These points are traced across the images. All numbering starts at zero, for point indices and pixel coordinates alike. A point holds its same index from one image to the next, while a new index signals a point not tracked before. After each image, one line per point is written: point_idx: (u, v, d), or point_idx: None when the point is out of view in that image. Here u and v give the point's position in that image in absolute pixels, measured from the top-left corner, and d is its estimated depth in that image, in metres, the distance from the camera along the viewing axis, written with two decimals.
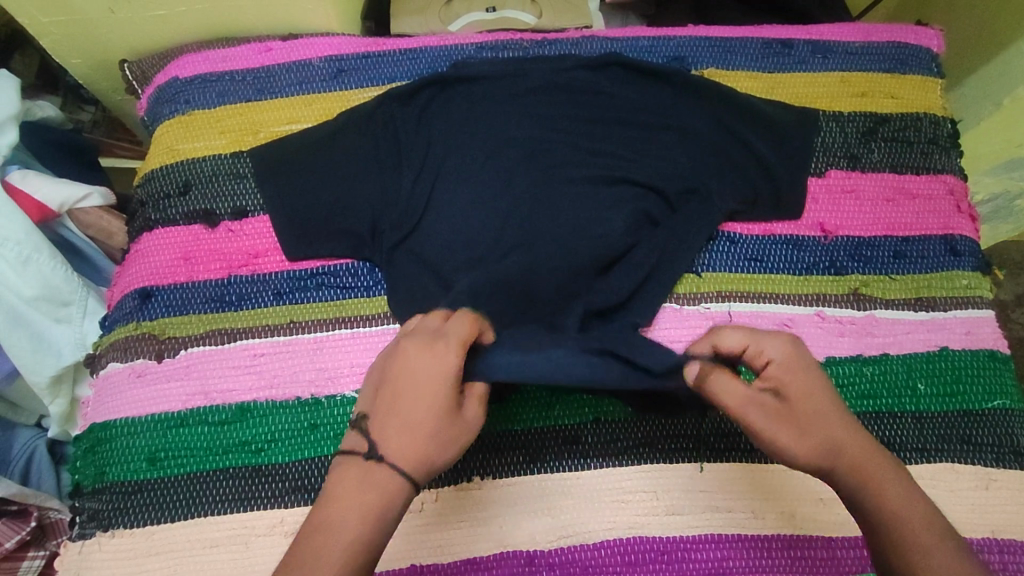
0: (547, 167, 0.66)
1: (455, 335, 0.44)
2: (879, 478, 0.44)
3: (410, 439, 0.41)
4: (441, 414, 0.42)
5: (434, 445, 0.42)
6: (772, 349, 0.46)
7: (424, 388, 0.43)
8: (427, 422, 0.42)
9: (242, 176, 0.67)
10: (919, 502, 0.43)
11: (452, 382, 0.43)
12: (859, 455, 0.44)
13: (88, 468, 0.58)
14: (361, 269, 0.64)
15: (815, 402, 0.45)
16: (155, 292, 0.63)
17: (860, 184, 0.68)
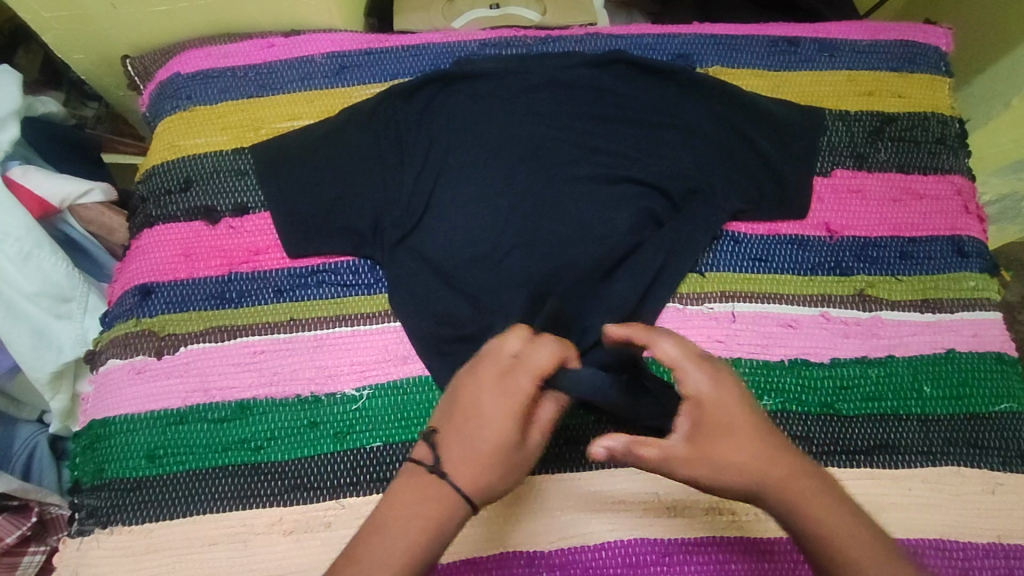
0: (550, 166, 0.66)
1: (535, 365, 0.44)
2: (802, 501, 0.43)
3: (472, 462, 0.42)
4: (508, 440, 0.43)
5: (495, 474, 0.43)
6: (694, 378, 0.44)
7: (490, 413, 0.43)
8: (489, 446, 0.42)
9: (243, 172, 0.66)
10: (848, 520, 0.43)
11: (519, 409, 0.43)
12: (770, 480, 0.43)
13: (87, 464, 0.58)
14: (362, 266, 0.64)
15: (730, 429, 0.44)
16: (155, 288, 0.62)
17: (866, 184, 0.67)
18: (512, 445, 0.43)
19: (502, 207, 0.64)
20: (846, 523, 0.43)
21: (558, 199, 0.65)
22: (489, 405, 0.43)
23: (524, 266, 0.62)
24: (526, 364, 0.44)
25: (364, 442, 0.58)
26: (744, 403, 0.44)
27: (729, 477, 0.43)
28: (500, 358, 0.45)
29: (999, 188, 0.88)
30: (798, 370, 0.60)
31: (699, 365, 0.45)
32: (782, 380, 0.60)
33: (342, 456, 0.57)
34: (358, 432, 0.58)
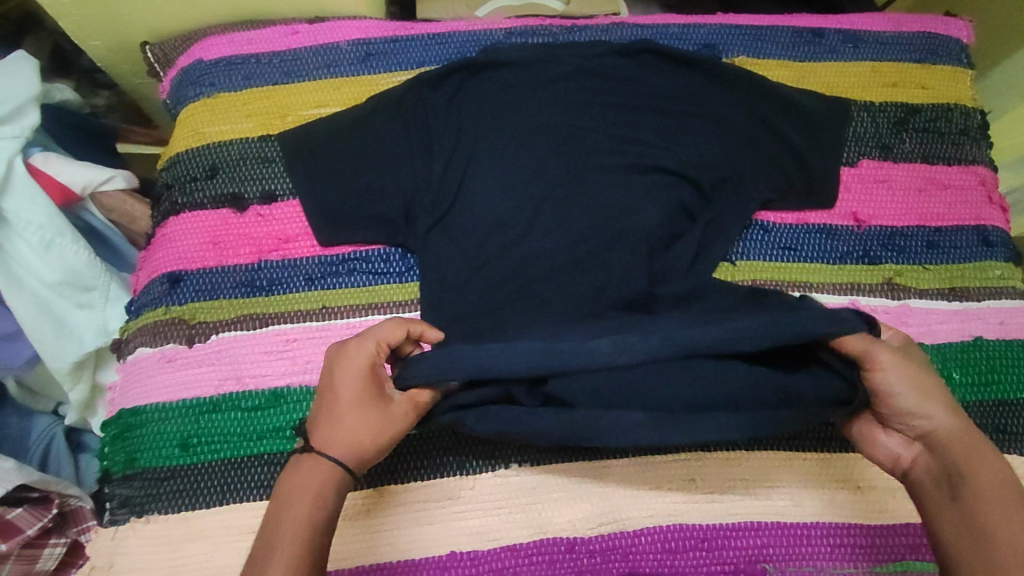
0: (579, 154, 0.66)
1: (370, 335, 0.49)
2: (982, 458, 0.46)
3: (343, 433, 0.47)
4: (366, 402, 0.47)
5: (356, 431, 0.47)
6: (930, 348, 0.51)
7: (342, 385, 0.48)
8: (353, 414, 0.47)
9: (271, 161, 0.66)
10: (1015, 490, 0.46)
11: (358, 375, 0.48)
12: (959, 430, 0.47)
13: (117, 454, 0.58)
14: (393, 255, 0.63)
15: (937, 377, 0.49)
16: (184, 276, 0.62)
17: (892, 174, 0.68)
18: (368, 408, 0.47)
19: (533, 195, 0.64)
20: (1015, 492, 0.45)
21: (589, 187, 0.65)
22: (340, 386, 0.48)
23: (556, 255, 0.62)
24: (362, 339, 0.49)
25: None
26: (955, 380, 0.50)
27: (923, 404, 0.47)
28: (343, 344, 0.49)
29: None
30: None
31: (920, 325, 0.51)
32: None
33: None
34: None
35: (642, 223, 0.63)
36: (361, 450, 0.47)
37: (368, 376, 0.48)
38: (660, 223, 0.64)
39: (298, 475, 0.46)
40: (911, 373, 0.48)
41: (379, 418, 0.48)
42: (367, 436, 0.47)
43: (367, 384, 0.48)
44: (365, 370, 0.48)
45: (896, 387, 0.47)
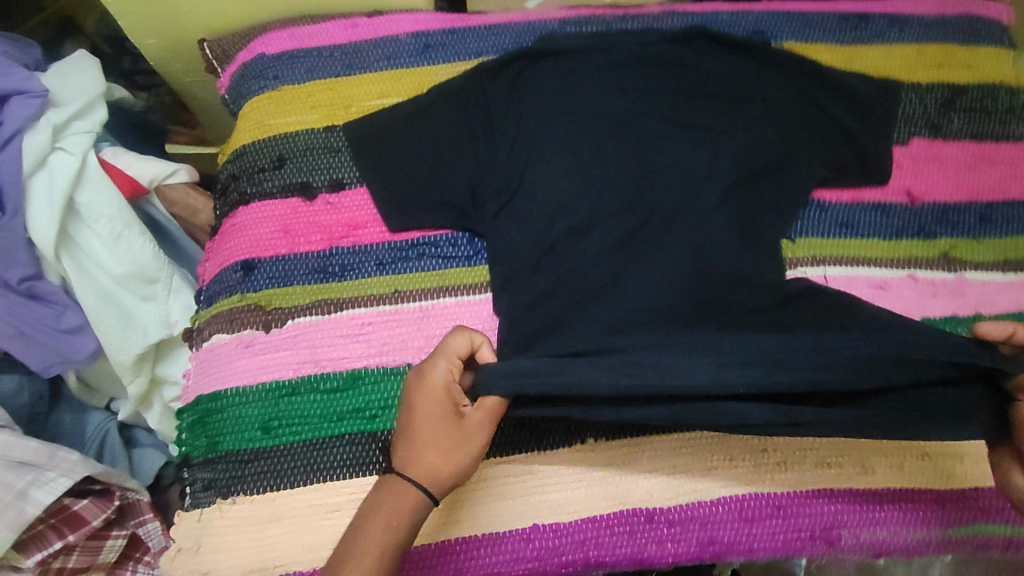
0: (639, 138, 0.67)
1: (444, 353, 0.53)
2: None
3: (419, 452, 0.50)
4: (441, 421, 0.51)
5: (436, 449, 0.50)
6: None
7: (422, 404, 0.52)
8: (428, 433, 0.50)
9: (336, 151, 0.67)
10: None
11: (435, 394, 0.51)
12: None
13: (200, 439, 0.58)
14: (461, 239, 0.65)
15: None
16: (257, 263, 0.63)
17: (943, 152, 0.69)
18: (442, 428, 0.51)
19: (596, 178, 0.65)
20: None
21: (650, 169, 0.66)
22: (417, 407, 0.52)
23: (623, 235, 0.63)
24: (435, 361, 0.53)
25: None
26: None
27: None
28: (420, 368, 0.53)
29: None
30: None
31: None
32: None
33: None
34: None
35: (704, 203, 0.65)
36: (436, 468, 0.50)
37: (445, 397, 0.52)
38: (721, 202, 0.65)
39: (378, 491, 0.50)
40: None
41: (459, 435, 0.51)
42: (443, 453, 0.50)
43: (442, 403, 0.51)
44: (438, 391, 0.52)
45: None
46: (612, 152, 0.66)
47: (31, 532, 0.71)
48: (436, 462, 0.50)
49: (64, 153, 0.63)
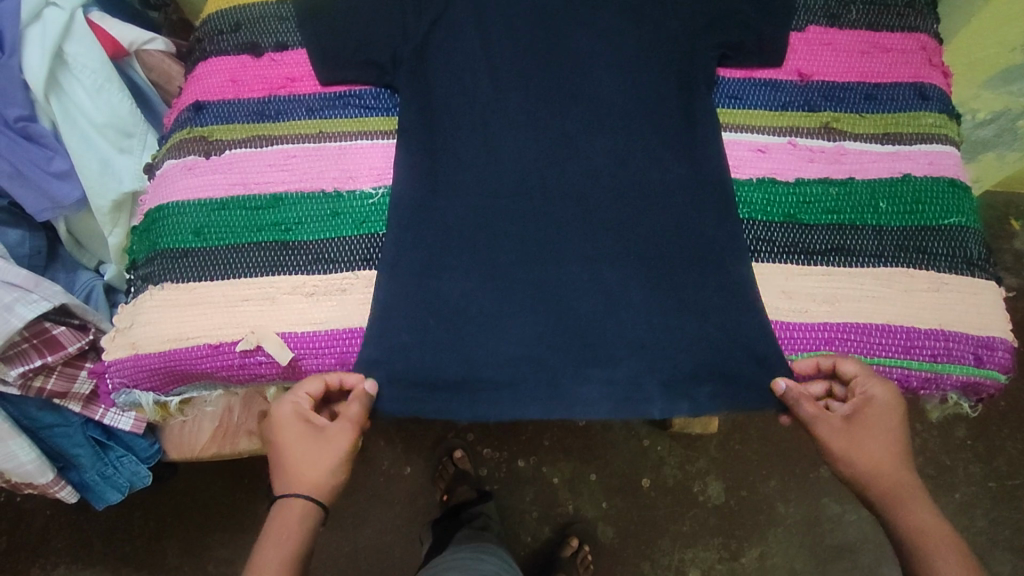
0: (552, 20, 0.74)
1: (299, 389, 0.61)
2: (908, 501, 0.58)
3: (302, 470, 0.60)
4: (302, 444, 0.60)
5: (309, 470, 0.60)
6: (874, 386, 0.59)
7: (284, 437, 0.61)
8: (298, 453, 0.60)
9: (285, 19, 0.77)
10: (940, 524, 0.57)
11: (290, 424, 0.60)
12: (893, 476, 0.58)
13: (144, 243, 0.69)
14: (381, 94, 0.74)
15: (883, 430, 0.59)
16: (206, 105, 0.73)
17: (836, 39, 0.74)
18: (309, 446, 0.60)
19: (507, 55, 0.73)
20: (939, 526, 0.57)
21: (561, 50, 0.74)
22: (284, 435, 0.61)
23: (528, 102, 0.72)
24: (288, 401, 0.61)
25: (380, 229, 0.67)
26: (903, 420, 0.59)
27: (866, 450, 0.58)
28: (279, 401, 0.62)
29: (982, 70, 0.95)
30: (764, 186, 0.68)
31: (882, 380, 0.60)
32: (748, 195, 0.67)
33: (358, 238, 0.66)
34: (374, 221, 0.67)
35: (606, 76, 0.72)
36: (307, 481, 0.60)
37: (295, 424, 0.60)
38: (616, 87, 0.72)
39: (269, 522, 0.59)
40: (850, 432, 0.59)
41: (325, 450, 0.60)
42: (311, 469, 0.60)
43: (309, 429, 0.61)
44: (294, 419, 0.60)
45: (841, 454, 0.59)
46: (525, 32, 0.74)
47: (16, 349, 0.79)
48: (307, 476, 0.60)
49: (56, 8, 0.76)
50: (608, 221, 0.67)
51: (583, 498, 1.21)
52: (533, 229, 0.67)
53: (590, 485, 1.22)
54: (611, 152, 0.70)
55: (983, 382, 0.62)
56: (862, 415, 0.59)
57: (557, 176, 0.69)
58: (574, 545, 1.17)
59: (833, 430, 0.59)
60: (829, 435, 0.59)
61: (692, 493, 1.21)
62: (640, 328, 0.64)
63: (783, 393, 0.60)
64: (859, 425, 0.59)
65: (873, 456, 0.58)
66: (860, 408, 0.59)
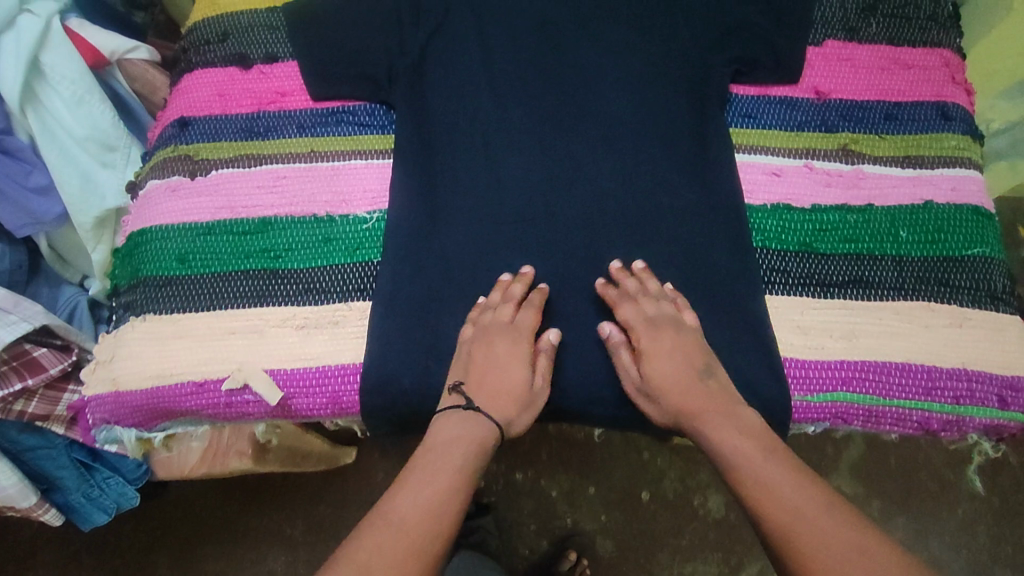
0: (557, 31, 0.71)
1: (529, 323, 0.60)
2: (715, 425, 0.55)
3: (494, 396, 0.58)
4: (519, 380, 0.59)
5: (514, 405, 0.58)
6: (627, 314, 0.59)
7: (507, 364, 0.59)
8: (501, 373, 0.59)
9: (275, 28, 0.73)
10: (754, 444, 0.53)
11: (520, 360, 0.59)
12: (700, 402, 0.56)
13: (127, 267, 0.65)
14: (376, 111, 0.70)
15: (679, 358, 0.58)
16: (192, 121, 0.69)
17: (855, 54, 0.71)
18: (518, 375, 0.59)
19: (508, 69, 0.70)
20: (761, 449, 0.53)
21: (567, 63, 0.70)
22: (497, 357, 0.59)
23: (531, 118, 0.69)
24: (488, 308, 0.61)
25: (375, 256, 0.64)
26: (673, 348, 0.58)
27: (663, 383, 0.57)
28: (505, 321, 0.59)
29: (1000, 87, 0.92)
30: (779, 213, 0.65)
31: (637, 310, 0.59)
32: (761, 222, 0.64)
33: (351, 266, 0.63)
34: (368, 247, 0.64)
35: (613, 92, 0.69)
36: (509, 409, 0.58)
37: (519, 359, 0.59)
38: (624, 103, 0.69)
39: (457, 434, 0.56)
40: (645, 368, 0.58)
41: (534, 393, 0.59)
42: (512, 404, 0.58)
43: (519, 359, 0.59)
44: (523, 343, 0.60)
45: (654, 393, 0.58)
46: (528, 44, 0.71)
47: None
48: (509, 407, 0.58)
49: (30, 15, 0.71)
50: (615, 248, 0.64)
51: (582, 511, 1.19)
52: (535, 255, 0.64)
53: (589, 499, 1.19)
54: (617, 175, 0.66)
55: (1008, 424, 0.59)
56: (640, 350, 0.59)
57: (560, 199, 0.65)
58: (572, 559, 1.14)
59: (629, 371, 0.59)
60: (628, 375, 0.59)
61: (692, 506, 1.19)
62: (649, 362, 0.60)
63: (606, 338, 0.61)
64: (643, 363, 0.59)
65: (665, 387, 0.57)
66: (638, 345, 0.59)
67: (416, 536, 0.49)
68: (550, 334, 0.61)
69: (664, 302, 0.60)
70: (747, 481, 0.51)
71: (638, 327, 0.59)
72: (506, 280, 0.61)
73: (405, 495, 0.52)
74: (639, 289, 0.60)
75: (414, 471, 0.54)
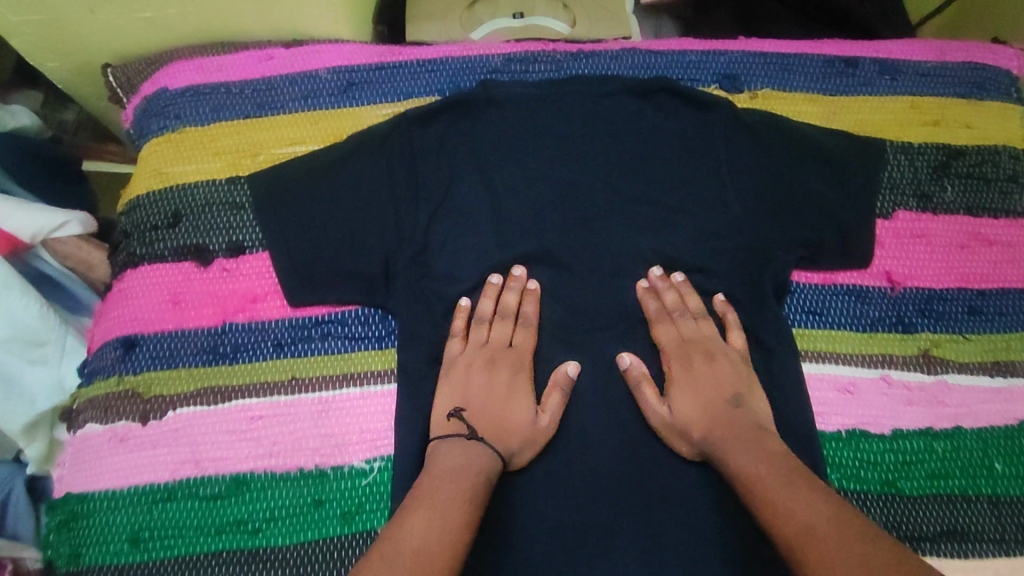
0: (585, 202, 0.60)
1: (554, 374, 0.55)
2: (733, 443, 0.50)
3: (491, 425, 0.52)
4: (514, 408, 0.53)
5: (514, 436, 0.52)
6: (667, 330, 0.57)
7: (493, 398, 0.53)
8: (507, 403, 0.53)
9: (239, 206, 0.60)
10: (768, 459, 0.48)
11: (518, 393, 0.54)
12: (726, 422, 0.52)
13: (61, 547, 0.51)
14: (370, 315, 0.58)
15: (717, 378, 0.54)
16: (140, 340, 0.56)
17: (930, 229, 0.61)
18: (519, 409, 0.53)
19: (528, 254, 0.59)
20: (776, 470, 0.47)
21: (599, 244, 0.60)
22: (486, 383, 0.54)
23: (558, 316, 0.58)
24: (485, 324, 0.57)
25: (377, 522, 0.52)
26: (731, 372, 0.54)
27: (693, 406, 0.53)
28: (481, 344, 0.56)
29: None
30: (856, 443, 0.55)
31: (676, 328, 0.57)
32: (838, 454, 0.55)
33: (349, 539, 0.51)
34: (368, 511, 0.52)
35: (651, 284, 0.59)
36: (508, 438, 0.51)
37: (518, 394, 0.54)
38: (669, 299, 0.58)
39: (444, 464, 0.48)
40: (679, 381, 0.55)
41: (535, 428, 0.53)
42: (514, 438, 0.52)
43: (522, 389, 0.54)
44: (523, 372, 0.55)
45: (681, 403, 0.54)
46: (552, 224, 0.60)
47: None
48: (511, 436, 0.52)
49: None
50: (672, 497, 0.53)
51: None
52: (569, 456, 0.54)
53: None
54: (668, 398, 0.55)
55: None
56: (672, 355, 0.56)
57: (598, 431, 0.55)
58: None
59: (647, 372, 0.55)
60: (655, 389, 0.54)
61: None
62: (682, 493, 0.53)
63: (624, 371, 0.56)
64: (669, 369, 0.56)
65: (700, 401, 0.53)
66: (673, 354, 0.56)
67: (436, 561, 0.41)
68: (566, 367, 0.55)
69: (698, 321, 0.57)
70: (760, 493, 0.46)
71: (677, 353, 0.56)
72: (494, 285, 0.57)
73: (417, 516, 0.44)
74: (679, 307, 0.57)
75: (424, 491, 0.46)
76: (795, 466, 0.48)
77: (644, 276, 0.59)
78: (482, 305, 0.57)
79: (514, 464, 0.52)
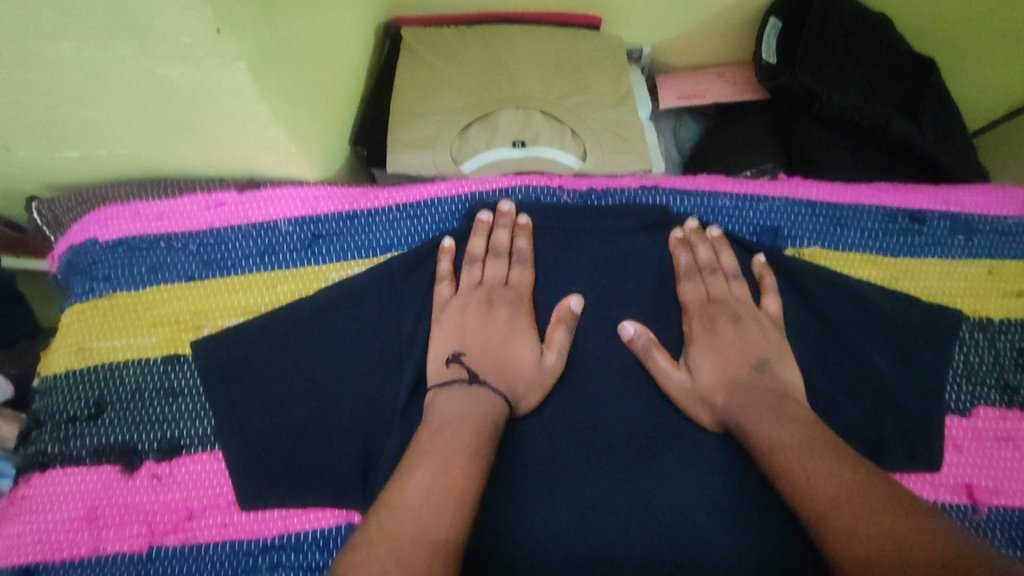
0: (597, 382, 0.49)
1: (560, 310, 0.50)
2: (759, 408, 0.44)
3: (494, 368, 0.47)
4: (520, 346, 0.48)
5: (521, 375, 0.47)
6: (689, 286, 0.51)
7: (498, 340, 0.48)
8: (508, 343, 0.48)
9: (177, 394, 0.49)
10: (798, 429, 0.42)
11: (522, 333, 0.49)
12: (754, 393, 0.45)
13: None
14: (330, 536, 0.47)
15: (744, 339, 0.48)
16: (42, 573, 0.45)
17: (1018, 430, 0.50)
18: (523, 347, 0.48)
19: (528, 446, 0.47)
20: (806, 439, 0.41)
21: (616, 434, 0.47)
22: (486, 325, 0.49)
23: (568, 537, 0.44)
24: (476, 264, 0.52)
25: None
26: (760, 333, 0.49)
27: (715, 371, 0.47)
28: (475, 286, 0.51)
29: None
30: None
31: (699, 279, 0.51)
32: None
33: None
34: None
35: (687, 486, 0.45)
36: (514, 381, 0.46)
37: (524, 331, 0.49)
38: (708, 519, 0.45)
39: (445, 417, 0.43)
40: (700, 338, 0.49)
41: (544, 369, 0.47)
42: (519, 377, 0.47)
43: (524, 325, 0.49)
44: (524, 312, 0.50)
45: (701, 364, 0.48)
46: (559, 410, 0.48)
47: None
48: (518, 373, 0.47)
49: None
50: None
51: None
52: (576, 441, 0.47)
53: None
54: None
55: None
56: (696, 305, 0.50)
57: None
58: None
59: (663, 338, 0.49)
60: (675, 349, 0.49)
61: None
62: None
63: (628, 342, 0.49)
64: (691, 329, 0.50)
65: (725, 364, 0.47)
66: (697, 310, 0.50)
67: (442, 523, 0.36)
68: (568, 301, 0.50)
69: (729, 281, 0.52)
70: (782, 465, 0.41)
71: (699, 312, 0.50)
72: (484, 222, 0.53)
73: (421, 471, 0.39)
74: (711, 261, 0.52)
75: (427, 438, 0.41)
76: (824, 430, 0.42)
77: (678, 228, 0.54)
78: (475, 246, 0.53)
79: (522, 410, 0.47)
